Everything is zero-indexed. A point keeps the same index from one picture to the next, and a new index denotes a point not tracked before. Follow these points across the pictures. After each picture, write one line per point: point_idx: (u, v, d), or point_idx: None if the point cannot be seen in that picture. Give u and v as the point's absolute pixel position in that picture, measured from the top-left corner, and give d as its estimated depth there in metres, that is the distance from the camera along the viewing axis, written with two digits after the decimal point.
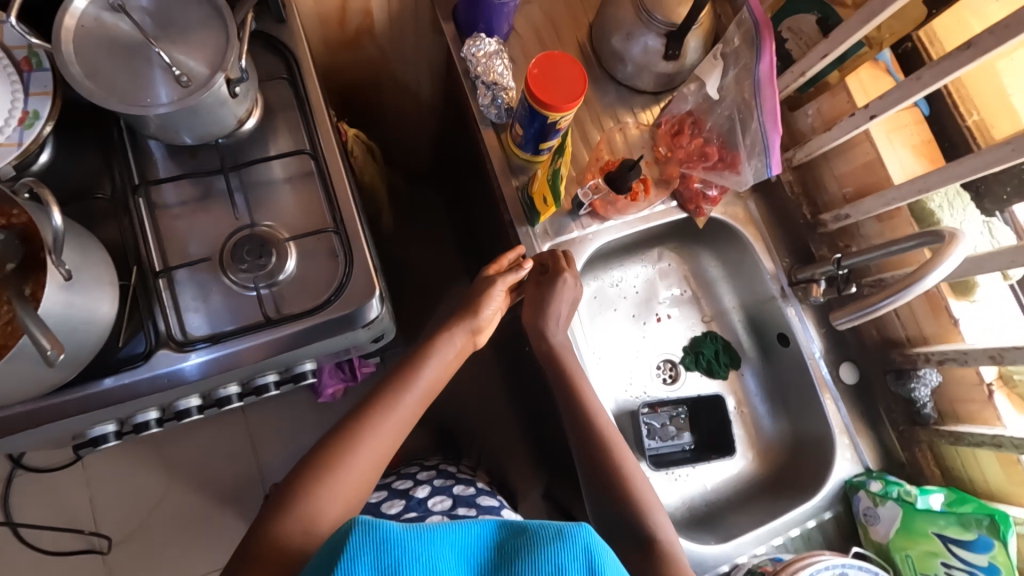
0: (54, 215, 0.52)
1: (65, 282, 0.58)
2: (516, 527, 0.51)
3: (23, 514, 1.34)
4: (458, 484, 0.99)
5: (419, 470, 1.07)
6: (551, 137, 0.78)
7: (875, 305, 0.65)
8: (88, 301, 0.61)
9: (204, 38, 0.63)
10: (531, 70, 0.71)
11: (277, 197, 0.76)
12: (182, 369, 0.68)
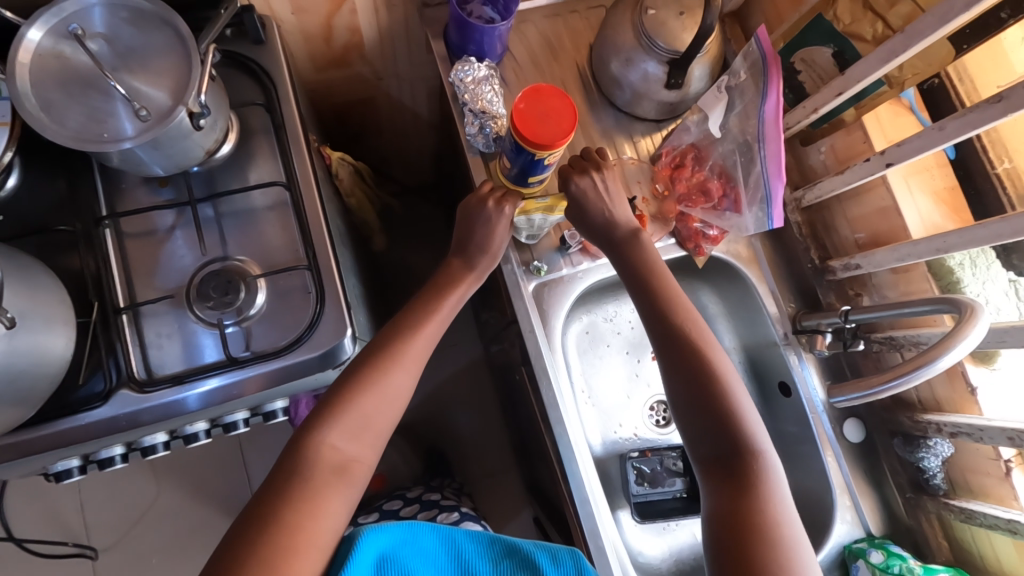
0: None
1: (7, 331, 0.53)
2: (510, 546, 0.64)
3: (16, 513, 1.36)
4: (440, 511, 0.98)
5: (401, 505, 1.04)
6: (540, 171, 0.69)
7: (879, 387, 0.60)
8: (38, 346, 0.57)
9: (166, 68, 0.59)
10: (516, 105, 0.65)
11: (250, 229, 0.73)
12: (142, 411, 0.66)
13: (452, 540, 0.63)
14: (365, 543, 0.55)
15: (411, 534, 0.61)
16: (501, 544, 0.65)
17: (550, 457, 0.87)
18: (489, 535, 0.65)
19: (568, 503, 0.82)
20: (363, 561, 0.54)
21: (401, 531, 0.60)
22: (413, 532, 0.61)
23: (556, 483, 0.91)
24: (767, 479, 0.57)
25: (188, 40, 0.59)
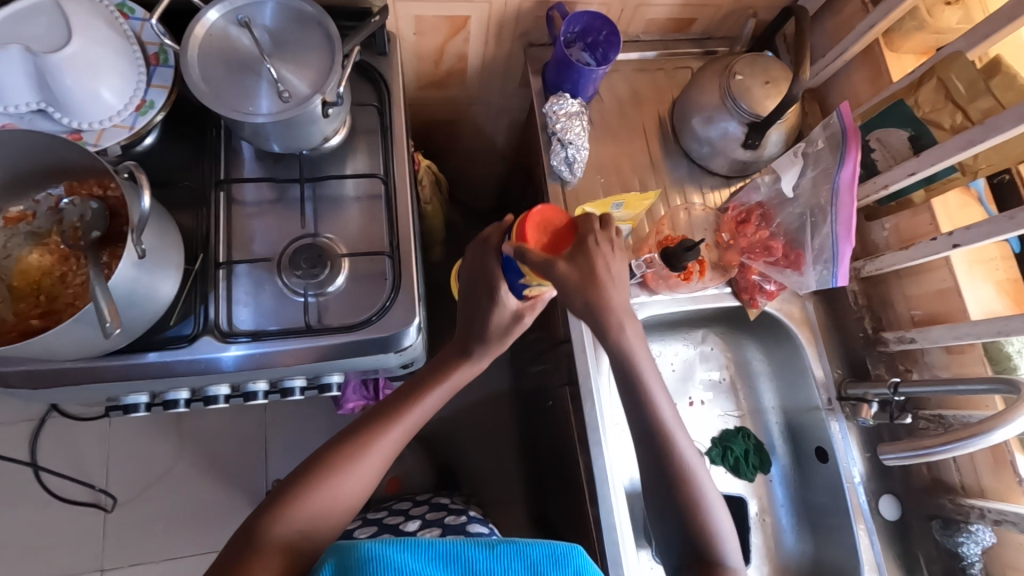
0: (144, 197, 0.56)
1: (137, 260, 0.60)
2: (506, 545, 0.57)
3: (46, 454, 1.41)
4: (449, 515, 0.99)
5: (412, 507, 1.07)
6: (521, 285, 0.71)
7: (932, 449, 0.60)
8: (151, 281, 0.63)
9: (312, 61, 0.68)
10: (531, 212, 0.61)
11: (343, 213, 0.79)
12: (219, 359, 0.71)
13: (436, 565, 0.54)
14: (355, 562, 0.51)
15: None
16: (494, 548, 0.56)
17: (577, 482, 0.87)
18: (476, 542, 0.56)
19: (591, 527, 0.82)
20: None
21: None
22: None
23: (576, 511, 0.92)
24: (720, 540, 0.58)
25: (335, 41, 0.67)
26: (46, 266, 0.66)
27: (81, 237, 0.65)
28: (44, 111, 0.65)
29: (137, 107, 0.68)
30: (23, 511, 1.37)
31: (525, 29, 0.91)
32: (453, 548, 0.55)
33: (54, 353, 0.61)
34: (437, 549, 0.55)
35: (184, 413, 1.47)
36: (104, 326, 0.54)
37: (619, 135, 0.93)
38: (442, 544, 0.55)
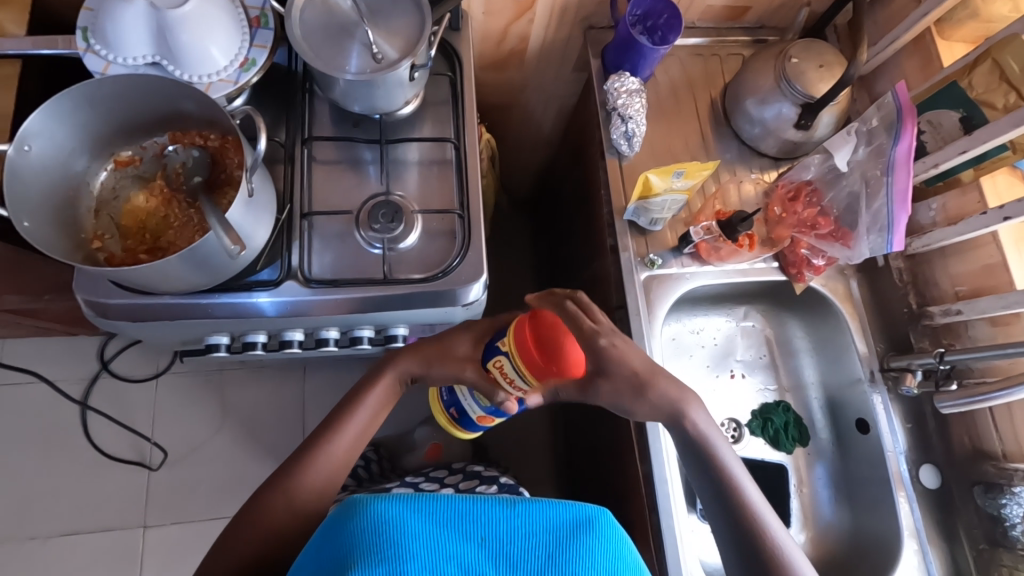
0: (260, 140, 0.62)
1: (248, 198, 0.66)
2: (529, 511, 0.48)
3: (95, 413, 1.46)
4: (481, 483, 1.03)
5: (447, 474, 1.11)
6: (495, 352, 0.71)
7: (989, 395, 0.68)
8: (254, 222, 0.69)
9: (402, 26, 0.73)
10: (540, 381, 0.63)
11: (417, 175, 0.84)
12: (302, 301, 0.76)
13: (450, 530, 0.46)
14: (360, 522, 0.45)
15: (392, 551, 0.43)
16: (518, 506, 0.48)
17: (621, 444, 0.91)
18: (497, 500, 0.48)
19: (640, 485, 0.84)
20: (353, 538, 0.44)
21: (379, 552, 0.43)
22: (396, 547, 0.43)
23: (618, 475, 0.96)
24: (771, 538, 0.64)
25: (426, 12, 0.72)
26: (151, 207, 0.71)
27: (185, 181, 0.71)
28: (157, 64, 0.71)
29: (241, 64, 0.73)
30: (72, 468, 1.43)
31: (588, 13, 0.96)
32: (469, 510, 0.47)
33: (164, 283, 0.67)
34: (451, 509, 0.47)
35: (227, 381, 1.52)
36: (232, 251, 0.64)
37: (672, 116, 0.97)
38: (456, 504, 0.47)
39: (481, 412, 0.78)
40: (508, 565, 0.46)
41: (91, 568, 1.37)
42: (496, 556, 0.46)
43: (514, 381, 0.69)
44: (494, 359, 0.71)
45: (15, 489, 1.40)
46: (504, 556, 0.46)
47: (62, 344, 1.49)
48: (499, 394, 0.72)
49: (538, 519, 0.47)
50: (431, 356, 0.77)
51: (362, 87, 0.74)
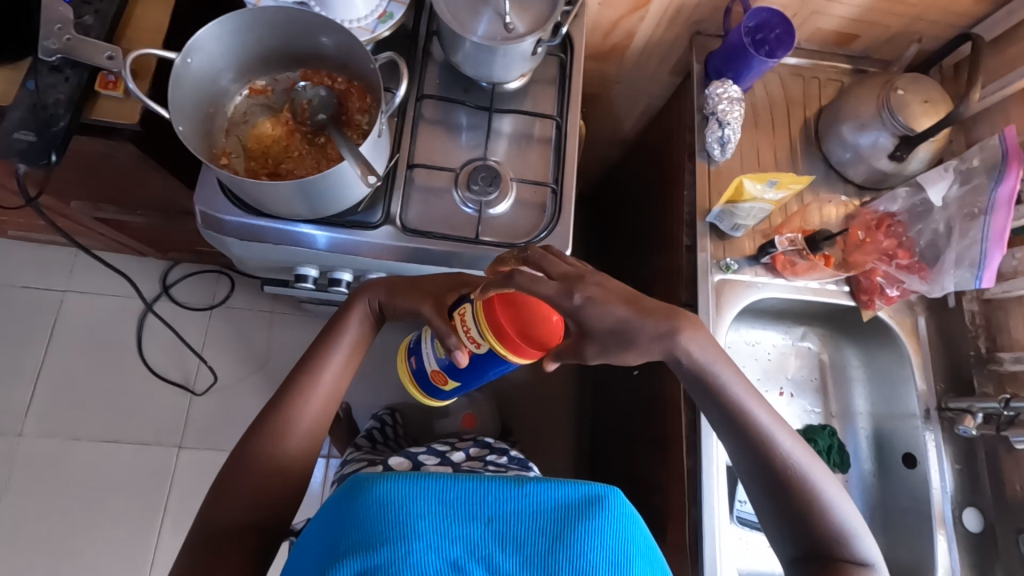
0: (402, 87, 0.68)
1: (377, 137, 0.71)
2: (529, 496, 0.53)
3: (150, 332, 1.53)
4: (492, 452, 1.04)
5: (461, 441, 1.12)
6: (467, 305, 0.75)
7: None
8: (375, 162, 0.74)
9: (535, 1, 0.76)
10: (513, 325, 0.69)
11: (517, 146, 0.88)
12: (398, 247, 0.80)
13: (460, 507, 0.52)
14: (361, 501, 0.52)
15: (403, 524, 0.50)
16: (525, 488, 0.53)
17: (664, 438, 0.93)
18: (504, 483, 0.53)
19: (682, 477, 0.85)
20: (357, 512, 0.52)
21: (390, 524, 0.50)
22: (407, 523, 0.50)
23: (655, 469, 0.98)
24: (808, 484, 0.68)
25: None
26: (276, 135, 0.76)
27: (309, 117, 0.76)
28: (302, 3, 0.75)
29: (379, 16, 0.77)
30: (121, 379, 1.50)
31: (699, 18, 0.98)
32: (478, 491, 0.53)
33: (285, 204, 0.73)
34: (458, 492, 0.52)
35: (275, 323, 1.57)
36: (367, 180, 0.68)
37: (764, 130, 0.99)
38: (466, 485, 0.53)
39: (436, 366, 0.81)
40: (514, 543, 0.51)
41: (125, 476, 1.43)
42: (504, 534, 0.51)
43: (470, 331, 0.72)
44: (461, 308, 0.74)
45: (67, 389, 1.47)
46: (510, 534, 0.51)
47: (129, 261, 1.56)
48: (454, 341, 0.73)
49: (543, 501, 0.53)
50: (398, 288, 0.82)
51: (485, 52, 0.78)
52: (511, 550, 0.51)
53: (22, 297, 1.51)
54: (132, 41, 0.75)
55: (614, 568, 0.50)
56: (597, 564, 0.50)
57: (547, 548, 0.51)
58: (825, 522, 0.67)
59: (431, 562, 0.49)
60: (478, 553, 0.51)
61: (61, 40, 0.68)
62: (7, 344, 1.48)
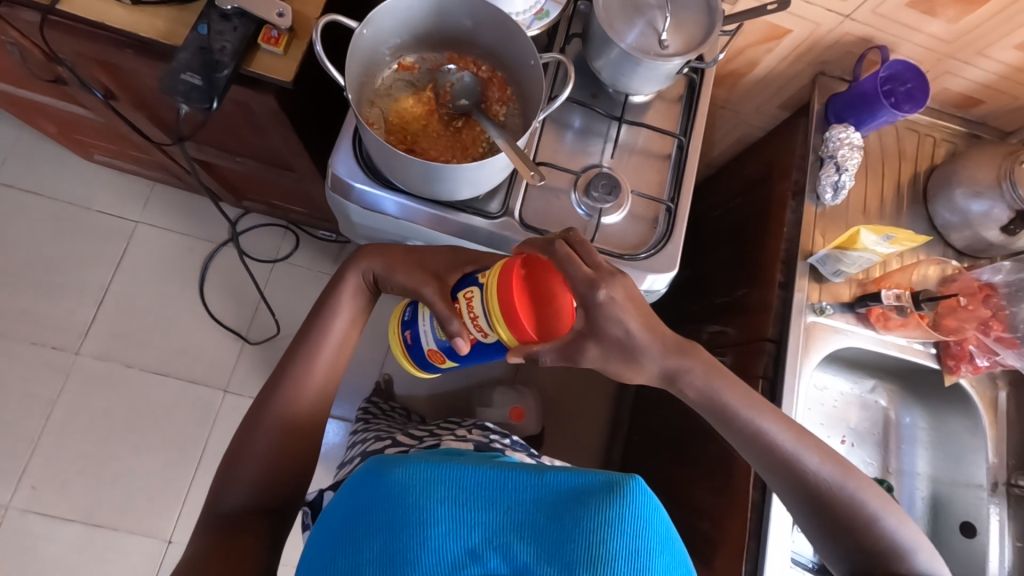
0: (564, 91, 0.68)
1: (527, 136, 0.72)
2: (542, 479, 0.53)
3: (212, 276, 1.55)
4: (495, 433, 1.04)
5: (462, 422, 1.11)
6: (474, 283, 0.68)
7: None
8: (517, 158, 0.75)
9: (690, 21, 0.77)
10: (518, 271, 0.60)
11: (635, 160, 0.89)
12: (512, 239, 0.82)
13: (477, 493, 0.53)
14: (369, 477, 0.54)
15: (421, 508, 0.51)
16: (542, 478, 0.54)
17: (727, 468, 0.94)
18: (521, 472, 0.54)
19: (745, 508, 0.86)
20: (367, 490, 0.53)
21: (408, 507, 0.51)
22: (426, 506, 0.51)
23: (708, 495, 0.99)
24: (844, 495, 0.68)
25: (718, 22, 0.75)
26: (417, 114, 0.77)
27: (453, 101, 0.77)
28: None
29: (535, 13, 0.78)
30: (178, 316, 1.52)
31: (828, 59, 0.98)
32: (496, 480, 0.53)
33: (423, 182, 0.74)
34: (474, 479, 0.53)
35: None
36: (533, 176, 0.67)
37: (872, 181, 0.99)
38: (484, 474, 0.54)
39: (433, 346, 0.76)
40: (531, 531, 0.51)
41: (169, 411, 1.46)
42: (521, 522, 0.52)
43: (477, 318, 0.66)
44: (467, 290, 0.68)
45: (125, 318, 1.49)
46: (528, 523, 0.51)
47: (201, 203, 1.59)
48: (455, 326, 0.69)
49: (559, 490, 0.53)
50: (393, 262, 0.81)
51: (627, 60, 0.78)
52: (529, 538, 0.51)
53: (95, 221, 1.54)
54: None
55: (638, 560, 0.48)
56: (619, 553, 0.48)
57: (566, 536, 0.50)
58: (875, 534, 0.67)
59: (450, 548, 0.50)
60: (496, 541, 0.51)
61: None
62: (73, 264, 1.51)
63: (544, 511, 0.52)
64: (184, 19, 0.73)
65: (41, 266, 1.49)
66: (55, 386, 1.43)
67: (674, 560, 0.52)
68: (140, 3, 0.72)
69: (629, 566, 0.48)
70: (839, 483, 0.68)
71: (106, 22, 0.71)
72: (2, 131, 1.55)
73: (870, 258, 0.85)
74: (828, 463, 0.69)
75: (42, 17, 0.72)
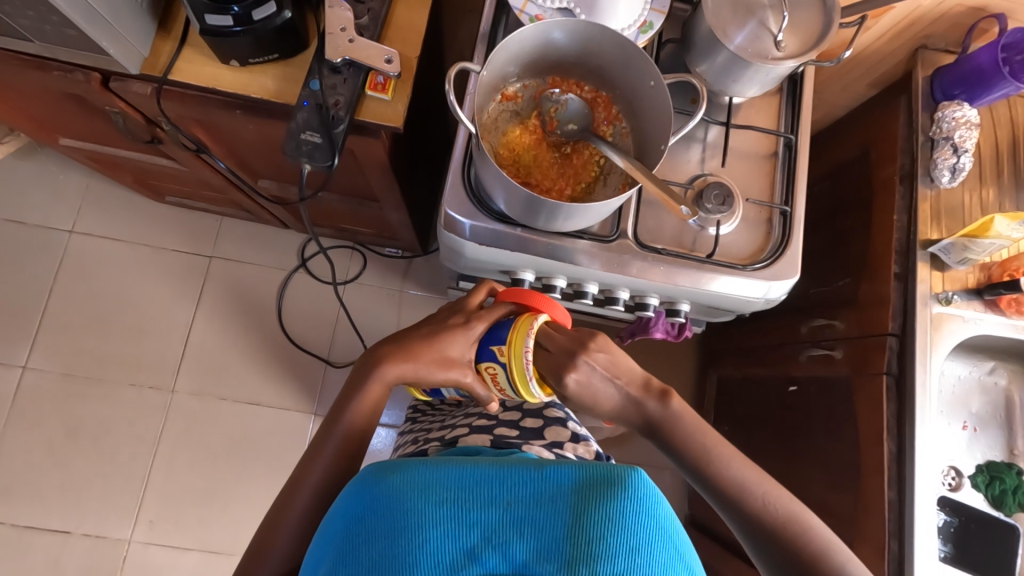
0: (698, 112, 0.70)
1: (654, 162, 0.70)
2: (542, 474, 0.50)
3: (288, 304, 1.58)
4: (527, 420, 0.88)
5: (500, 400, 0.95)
6: (499, 350, 0.76)
7: None
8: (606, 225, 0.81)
9: (804, 20, 0.74)
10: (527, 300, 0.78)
11: (743, 164, 0.86)
12: (628, 262, 0.80)
13: (474, 492, 0.49)
14: (357, 486, 0.52)
15: (418, 510, 0.48)
16: (542, 472, 0.50)
17: (853, 467, 0.93)
18: (520, 468, 0.50)
19: (883, 509, 0.86)
20: (355, 502, 0.51)
21: (403, 510, 0.48)
22: (423, 509, 0.48)
23: (832, 493, 0.98)
24: (798, 537, 0.65)
25: (837, 19, 0.72)
26: (525, 143, 0.76)
27: (560, 127, 0.75)
28: (565, 10, 0.74)
29: (639, 26, 0.75)
30: (260, 347, 1.55)
31: (932, 32, 0.92)
32: (493, 476, 0.50)
33: (543, 218, 0.73)
34: (472, 478, 0.50)
35: (403, 304, 1.61)
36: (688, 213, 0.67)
37: (985, 157, 0.94)
38: (481, 471, 0.50)
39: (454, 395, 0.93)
40: (531, 527, 0.48)
41: (265, 438, 1.51)
42: (520, 519, 0.48)
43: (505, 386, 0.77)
44: (491, 363, 0.77)
45: (212, 352, 1.54)
46: (528, 519, 0.48)
47: (268, 233, 1.61)
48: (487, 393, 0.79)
49: (558, 484, 0.49)
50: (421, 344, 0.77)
51: (735, 64, 0.75)
52: (527, 536, 0.47)
53: (172, 260, 1.58)
54: (395, 43, 0.75)
55: (639, 553, 0.46)
56: (620, 548, 0.46)
57: (561, 532, 0.47)
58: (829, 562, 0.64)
59: (447, 549, 0.47)
60: (494, 541, 0.48)
61: (344, 40, 0.70)
62: (157, 304, 1.55)
63: (541, 506, 0.48)
64: (292, 75, 0.73)
65: (127, 309, 1.54)
66: (158, 423, 1.48)
67: (680, 553, 0.48)
68: (248, 64, 0.73)
69: (630, 561, 0.46)
70: (794, 515, 0.66)
71: (217, 87, 0.72)
72: (73, 181, 1.59)
73: (1005, 244, 0.82)
74: (782, 496, 0.68)
75: (157, 88, 0.73)
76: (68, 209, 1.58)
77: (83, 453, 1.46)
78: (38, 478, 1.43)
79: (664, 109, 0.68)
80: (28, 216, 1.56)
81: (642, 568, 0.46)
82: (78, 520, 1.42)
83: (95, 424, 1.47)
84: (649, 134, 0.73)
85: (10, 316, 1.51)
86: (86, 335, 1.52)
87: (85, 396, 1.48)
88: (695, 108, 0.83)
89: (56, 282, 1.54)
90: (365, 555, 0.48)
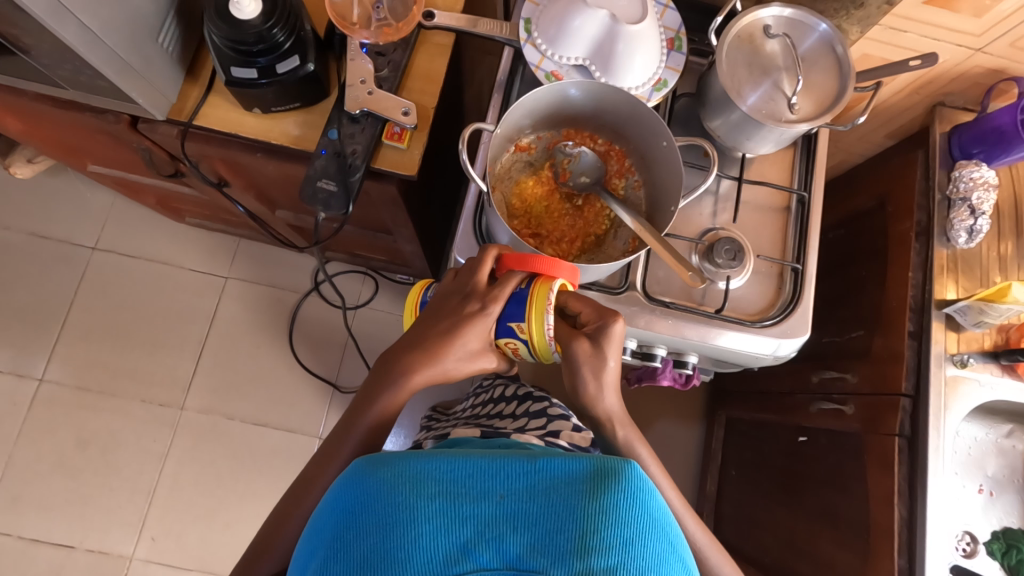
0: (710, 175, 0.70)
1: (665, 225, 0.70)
2: (537, 466, 0.48)
3: (299, 326, 1.60)
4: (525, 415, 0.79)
5: (507, 396, 0.88)
6: (518, 325, 0.65)
7: None
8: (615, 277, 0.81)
9: (819, 84, 0.74)
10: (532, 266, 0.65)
11: (755, 218, 0.86)
12: (636, 315, 0.80)
13: (467, 485, 0.47)
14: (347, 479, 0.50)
15: (410, 505, 0.46)
16: (535, 464, 0.48)
17: (861, 526, 0.91)
18: (513, 460, 0.48)
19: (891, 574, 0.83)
20: (344, 496, 0.49)
21: (394, 506, 0.46)
22: (415, 504, 0.46)
23: (839, 552, 0.95)
24: None
25: (852, 84, 0.72)
26: (538, 194, 0.77)
27: (573, 180, 0.76)
28: (581, 66, 0.75)
29: (654, 84, 0.76)
30: (269, 367, 1.57)
31: (951, 90, 0.92)
32: (485, 469, 0.48)
33: None
34: (465, 470, 0.48)
35: None
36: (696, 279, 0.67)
37: (1004, 217, 0.93)
38: (473, 462, 0.48)
39: None
40: (526, 521, 0.46)
41: (269, 458, 1.51)
42: (515, 512, 0.46)
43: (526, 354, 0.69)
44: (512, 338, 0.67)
45: (223, 371, 1.56)
46: (522, 513, 0.46)
47: (284, 255, 1.63)
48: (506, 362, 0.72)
49: (553, 478, 0.47)
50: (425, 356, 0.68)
51: (748, 124, 0.75)
52: (521, 530, 0.45)
53: (188, 278, 1.61)
54: (413, 92, 0.77)
55: (635, 547, 0.45)
56: (618, 542, 0.45)
57: (558, 525, 0.45)
58: None
59: (440, 545, 0.45)
60: (487, 534, 0.46)
61: (364, 92, 0.72)
62: (172, 321, 1.58)
63: (536, 500, 0.46)
64: (314, 122, 0.76)
65: (143, 325, 1.57)
66: (165, 440, 1.50)
67: (675, 547, 0.48)
68: (271, 111, 0.75)
69: (626, 554, 0.44)
70: None
71: (239, 132, 0.75)
72: (99, 199, 1.64)
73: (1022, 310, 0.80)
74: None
75: (183, 130, 0.75)
76: (92, 226, 1.62)
77: (91, 466, 1.48)
78: (46, 490, 1.45)
79: (676, 171, 0.69)
80: (54, 232, 1.61)
81: (638, 562, 0.45)
82: (83, 534, 1.43)
83: (104, 438, 1.49)
84: (660, 189, 0.74)
85: (29, 327, 1.54)
86: (101, 349, 1.55)
87: (96, 410, 1.51)
88: (708, 162, 0.84)
89: (76, 296, 1.57)
90: (354, 553, 0.46)
